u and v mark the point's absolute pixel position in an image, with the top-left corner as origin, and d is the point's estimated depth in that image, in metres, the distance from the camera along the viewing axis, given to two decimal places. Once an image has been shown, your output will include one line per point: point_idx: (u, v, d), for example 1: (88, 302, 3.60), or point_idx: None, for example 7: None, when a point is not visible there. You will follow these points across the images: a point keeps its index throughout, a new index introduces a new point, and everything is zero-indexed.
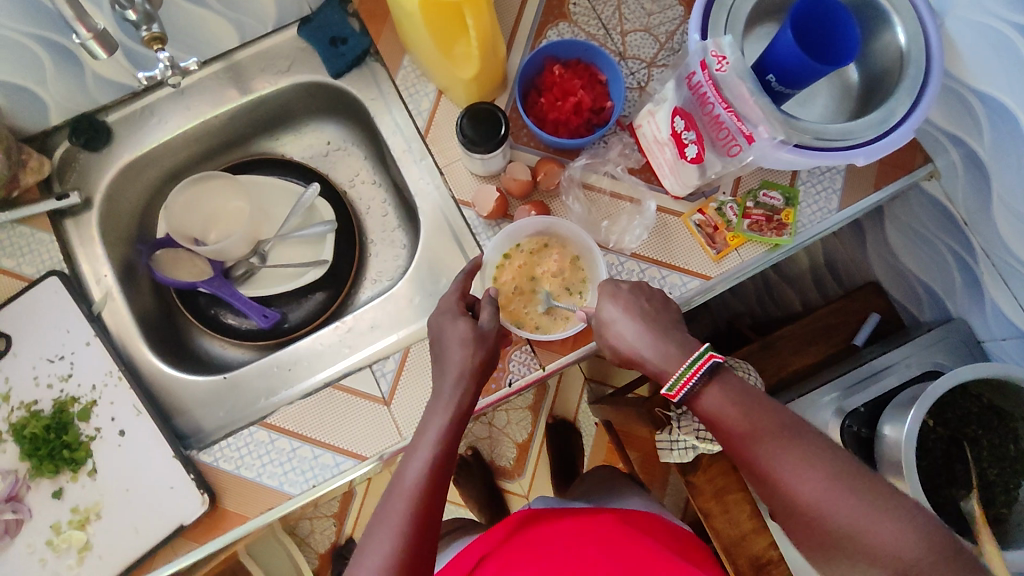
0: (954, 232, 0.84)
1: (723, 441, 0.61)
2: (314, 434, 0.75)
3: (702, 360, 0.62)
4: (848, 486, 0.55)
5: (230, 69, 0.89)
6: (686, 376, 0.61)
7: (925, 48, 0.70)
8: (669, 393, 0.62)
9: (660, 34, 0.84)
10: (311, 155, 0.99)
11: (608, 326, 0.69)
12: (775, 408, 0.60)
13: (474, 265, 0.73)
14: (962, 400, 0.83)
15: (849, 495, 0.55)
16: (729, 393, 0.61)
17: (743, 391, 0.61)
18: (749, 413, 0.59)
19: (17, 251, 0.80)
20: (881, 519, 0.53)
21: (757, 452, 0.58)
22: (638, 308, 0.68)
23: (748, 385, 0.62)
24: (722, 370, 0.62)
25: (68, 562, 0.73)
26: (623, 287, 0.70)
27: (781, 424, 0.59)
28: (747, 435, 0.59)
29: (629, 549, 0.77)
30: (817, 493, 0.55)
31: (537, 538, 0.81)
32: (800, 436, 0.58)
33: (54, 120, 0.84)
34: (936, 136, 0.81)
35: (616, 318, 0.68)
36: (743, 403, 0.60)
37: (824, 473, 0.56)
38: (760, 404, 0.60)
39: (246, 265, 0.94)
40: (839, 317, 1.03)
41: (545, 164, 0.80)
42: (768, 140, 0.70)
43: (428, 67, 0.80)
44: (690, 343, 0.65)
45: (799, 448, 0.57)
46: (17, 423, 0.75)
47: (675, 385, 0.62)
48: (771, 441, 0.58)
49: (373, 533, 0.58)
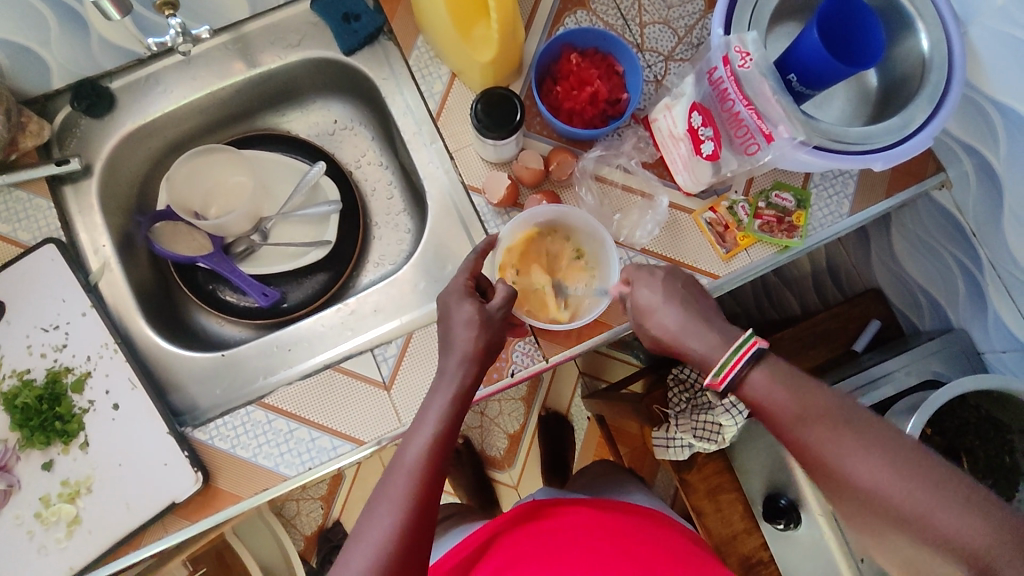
0: (962, 243, 0.84)
1: (774, 428, 0.60)
2: (313, 416, 0.74)
3: (748, 344, 0.62)
4: (906, 469, 0.54)
5: (238, 40, 0.86)
6: (733, 360, 0.62)
7: (948, 55, 0.69)
8: (714, 380, 0.63)
9: (679, 28, 0.83)
10: (317, 133, 0.97)
11: (649, 316, 0.69)
12: (827, 391, 0.59)
13: (486, 244, 0.72)
14: (961, 410, 0.84)
15: (907, 479, 0.53)
16: (776, 377, 0.61)
17: (792, 375, 0.61)
18: (798, 396, 0.59)
19: (13, 217, 0.78)
20: (942, 503, 0.52)
21: (807, 438, 0.58)
22: (676, 293, 0.69)
23: (795, 368, 0.62)
24: (768, 354, 0.62)
25: (56, 535, 0.71)
26: (659, 274, 0.71)
27: (833, 408, 0.58)
28: (797, 418, 0.58)
29: (628, 544, 0.77)
30: (874, 477, 0.54)
31: (540, 527, 0.81)
32: (852, 419, 0.57)
33: (56, 83, 0.81)
34: (950, 145, 0.80)
35: (654, 308, 0.69)
36: (792, 385, 0.60)
37: (881, 457, 0.55)
38: (811, 386, 0.60)
39: (246, 243, 0.93)
40: (839, 322, 1.03)
41: (558, 154, 0.79)
42: (788, 140, 0.68)
43: (444, 49, 0.78)
44: (732, 330, 0.65)
45: (850, 431, 0.56)
46: (8, 391, 0.74)
47: (722, 369, 0.62)
48: (822, 424, 0.57)
49: (372, 508, 0.58)
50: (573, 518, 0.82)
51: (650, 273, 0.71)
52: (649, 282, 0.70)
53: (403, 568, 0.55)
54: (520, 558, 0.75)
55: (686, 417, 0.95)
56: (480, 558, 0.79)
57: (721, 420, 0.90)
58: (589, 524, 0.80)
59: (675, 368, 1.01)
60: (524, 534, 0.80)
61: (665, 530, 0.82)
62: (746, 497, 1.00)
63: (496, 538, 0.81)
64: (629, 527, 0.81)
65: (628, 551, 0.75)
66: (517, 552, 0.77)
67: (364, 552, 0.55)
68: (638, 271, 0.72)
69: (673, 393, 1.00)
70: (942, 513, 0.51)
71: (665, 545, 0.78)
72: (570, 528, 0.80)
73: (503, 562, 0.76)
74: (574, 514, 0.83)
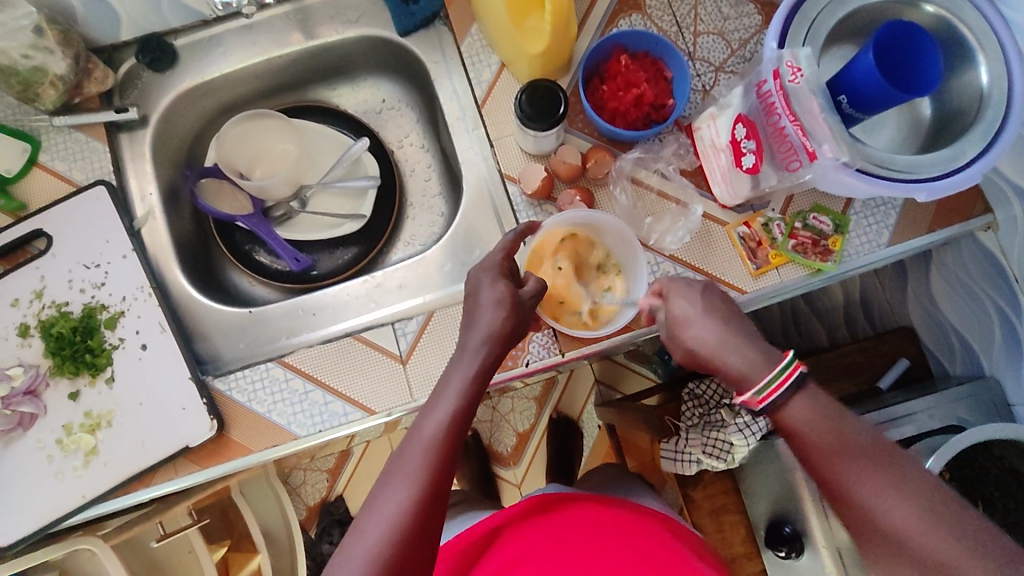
0: (1003, 289, 0.82)
1: (800, 452, 0.61)
2: (329, 380, 0.76)
3: (791, 369, 0.61)
4: (932, 517, 0.53)
5: (299, 12, 0.89)
6: (772, 385, 0.61)
7: (1008, 90, 0.67)
8: (753, 399, 0.62)
9: (733, 40, 0.83)
10: (364, 110, 0.99)
11: (683, 327, 0.68)
12: (863, 428, 0.59)
13: (527, 227, 0.73)
14: (983, 459, 0.80)
15: (931, 523, 0.53)
16: (812, 404, 0.61)
17: (825, 406, 0.61)
18: (832, 429, 0.59)
19: (70, 156, 0.82)
20: (964, 551, 0.51)
21: (834, 472, 0.57)
22: (716, 310, 0.68)
23: (834, 403, 0.61)
24: (808, 382, 0.62)
25: (73, 462, 0.74)
26: (698, 286, 0.70)
27: (868, 446, 0.58)
28: (829, 444, 0.58)
29: (640, 550, 0.76)
30: (901, 520, 0.54)
31: (552, 522, 0.80)
32: (885, 458, 0.57)
33: (125, 35, 0.85)
34: (1001, 186, 0.78)
35: (691, 317, 0.68)
36: (829, 418, 0.59)
37: (905, 495, 0.55)
38: (843, 418, 0.60)
39: (285, 208, 0.95)
40: (866, 356, 1.01)
41: (597, 152, 0.80)
42: (831, 160, 0.67)
43: (497, 38, 0.80)
44: (774, 351, 0.64)
45: (880, 470, 0.56)
46: (46, 320, 0.77)
47: (763, 390, 0.61)
48: (853, 460, 0.57)
49: (387, 480, 0.58)
50: (582, 511, 0.82)
51: (688, 284, 0.71)
52: (686, 293, 0.70)
53: (417, 542, 0.56)
54: (527, 551, 0.76)
55: (697, 433, 0.93)
56: (488, 547, 0.80)
57: (732, 440, 0.88)
58: (598, 518, 0.81)
59: (692, 383, 1.00)
60: (534, 527, 0.80)
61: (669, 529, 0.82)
62: (747, 522, 0.97)
63: (502, 528, 0.81)
64: (631, 527, 0.81)
65: (638, 549, 0.76)
66: (523, 544, 0.77)
67: (376, 523, 0.55)
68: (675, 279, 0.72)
69: (686, 407, 0.99)
70: (964, 561, 0.51)
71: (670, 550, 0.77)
72: (584, 522, 0.80)
73: (510, 552, 0.77)
74: (585, 507, 0.83)
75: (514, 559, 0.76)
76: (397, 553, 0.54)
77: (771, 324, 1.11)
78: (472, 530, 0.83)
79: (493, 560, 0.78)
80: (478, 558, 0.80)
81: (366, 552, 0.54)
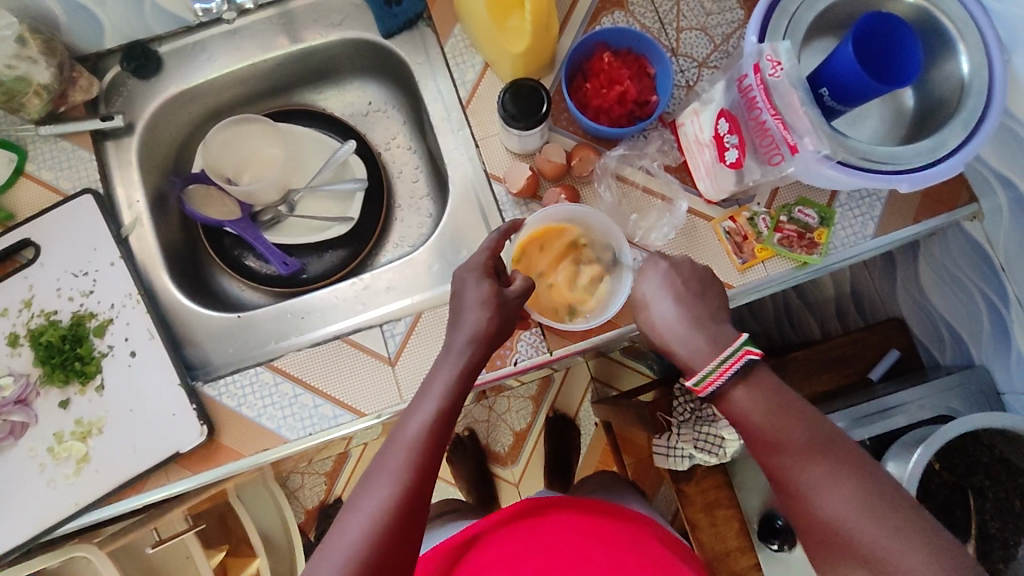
0: (989, 278, 0.82)
1: (751, 446, 0.60)
2: (318, 384, 0.76)
3: (735, 357, 0.60)
4: (873, 509, 0.53)
5: (283, 16, 0.89)
6: (716, 372, 0.60)
7: (988, 80, 0.67)
8: (694, 387, 0.62)
9: (716, 35, 0.83)
10: (351, 112, 0.99)
11: (642, 309, 0.68)
12: (809, 415, 0.58)
13: (510, 225, 0.73)
14: (973, 448, 0.81)
15: (875, 518, 0.53)
16: (760, 396, 0.59)
17: (775, 395, 0.59)
18: (777, 420, 0.58)
19: (57, 165, 0.82)
20: (904, 543, 0.51)
21: (780, 462, 0.57)
22: (674, 289, 0.67)
23: (780, 387, 0.60)
24: (757, 366, 0.60)
25: (65, 470, 0.74)
26: (660, 266, 0.69)
27: (809, 434, 0.57)
28: (776, 440, 0.57)
29: (623, 556, 0.77)
30: (841, 511, 0.54)
31: (541, 528, 0.81)
32: (828, 447, 0.56)
33: (109, 43, 0.85)
34: (985, 175, 0.79)
35: (650, 300, 0.68)
36: (776, 406, 0.59)
37: (852, 490, 0.54)
38: (790, 408, 0.58)
39: (273, 212, 0.95)
40: (856, 348, 1.01)
41: (581, 149, 0.80)
42: (813, 153, 0.68)
43: (479, 37, 0.80)
44: (727, 334, 0.63)
45: (825, 461, 0.56)
46: (35, 329, 0.77)
47: (701, 380, 0.61)
48: (796, 451, 0.56)
49: (372, 477, 0.58)
50: (571, 517, 0.83)
51: (653, 263, 0.70)
52: (652, 275, 0.69)
53: (396, 541, 0.56)
54: (512, 553, 0.78)
55: (688, 428, 0.93)
56: (469, 550, 0.81)
57: (724, 434, 0.89)
58: (586, 525, 0.82)
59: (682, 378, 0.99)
60: (521, 532, 0.81)
61: (658, 541, 0.81)
62: (743, 515, 0.95)
63: (485, 533, 0.82)
64: (616, 535, 0.81)
65: (620, 561, 0.76)
66: (506, 547, 0.79)
67: (358, 519, 0.56)
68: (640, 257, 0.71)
69: (677, 402, 0.98)
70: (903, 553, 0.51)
71: (654, 556, 0.77)
72: (573, 529, 0.81)
73: (493, 554, 0.79)
74: (575, 512, 0.84)
75: (499, 561, 0.77)
76: (374, 553, 0.54)
77: (766, 318, 1.14)
78: (453, 537, 0.84)
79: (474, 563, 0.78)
80: (456, 561, 0.80)
81: (345, 551, 0.54)
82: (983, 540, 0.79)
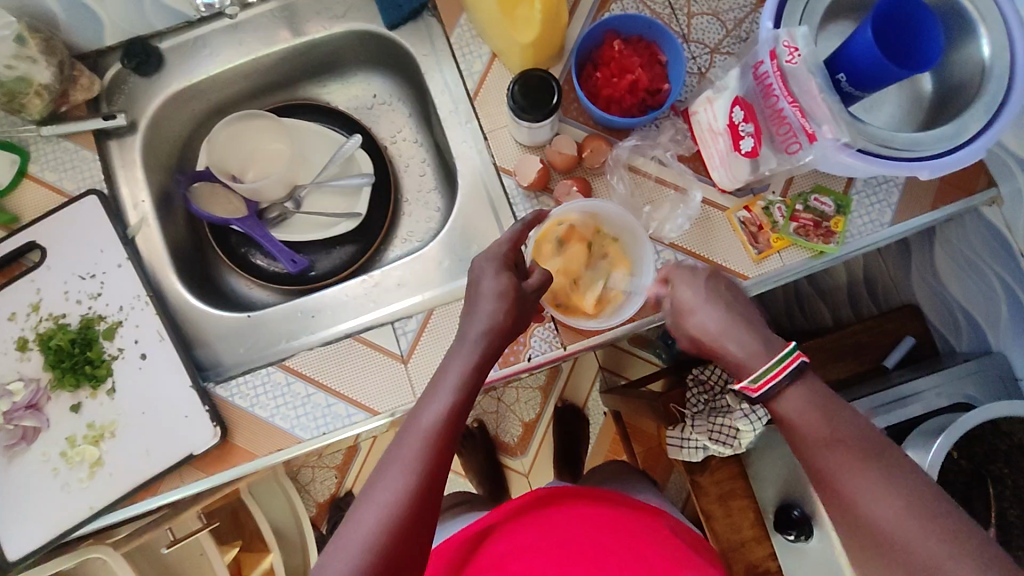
0: (1009, 265, 0.81)
1: (797, 448, 0.59)
2: (331, 383, 0.75)
3: (791, 357, 0.60)
4: (917, 514, 0.52)
5: (285, 8, 0.87)
6: (773, 371, 0.60)
7: (1011, 62, 0.65)
8: (749, 385, 0.61)
9: (728, 20, 0.81)
10: (356, 106, 0.98)
11: (688, 316, 0.67)
12: (856, 422, 0.57)
13: (535, 216, 0.71)
14: (991, 437, 0.79)
15: (919, 525, 0.51)
16: (807, 399, 0.59)
17: (822, 401, 0.59)
18: (824, 423, 0.57)
19: (60, 166, 0.81)
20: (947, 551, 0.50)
21: (823, 463, 0.56)
22: (720, 296, 0.67)
23: (830, 395, 0.59)
24: (808, 371, 0.60)
25: (79, 475, 0.74)
26: (701, 275, 0.70)
27: (855, 439, 0.56)
28: (818, 442, 0.57)
29: (641, 549, 0.76)
30: (883, 514, 0.53)
31: (554, 520, 0.80)
32: (875, 451, 0.55)
33: (109, 40, 0.84)
34: (1005, 160, 0.77)
35: (696, 306, 0.67)
36: (822, 412, 0.58)
37: (895, 495, 0.53)
38: (838, 414, 0.58)
39: (279, 209, 0.94)
40: (871, 335, 0.99)
41: (592, 141, 0.79)
42: (831, 141, 0.66)
43: (487, 27, 0.78)
44: (775, 339, 0.63)
45: (873, 464, 0.54)
46: (44, 332, 0.77)
47: (759, 377, 0.60)
48: (839, 455, 0.55)
49: (386, 468, 0.58)
50: (585, 509, 0.82)
51: (691, 272, 0.70)
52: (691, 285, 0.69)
53: (410, 534, 0.55)
54: (524, 546, 0.77)
55: (702, 419, 0.92)
56: (481, 543, 0.80)
57: (737, 424, 0.88)
58: (602, 518, 0.81)
59: (697, 368, 0.98)
60: (534, 524, 0.80)
61: (676, 534, 0.81)
62: (757, 505, 0.95)
63: (495, 528, 0.81)
64: (633, 528, 0.80)
65: (638, 553, 0.76)
66: (518, 541, 0.78)
67: (371, 510, 0.55)
68: (679, 269, 0.71)
69: (692, 393, 0.97)
70: (948, 558, 0.49)
71: (671, 550, 0.77)
72: (588, 521, 0.80)
73: (505, 546, 0.78)
74: (591, 504, 0.83)
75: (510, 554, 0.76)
76: (387, 547, 0.54)
77: (775, 305, 1.12)
78: (461, 533, 0.82)
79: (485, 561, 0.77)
80: (464, 562, 0.78)
81: (358, 543, 0.54)
82: (1002, 528, 0.78)
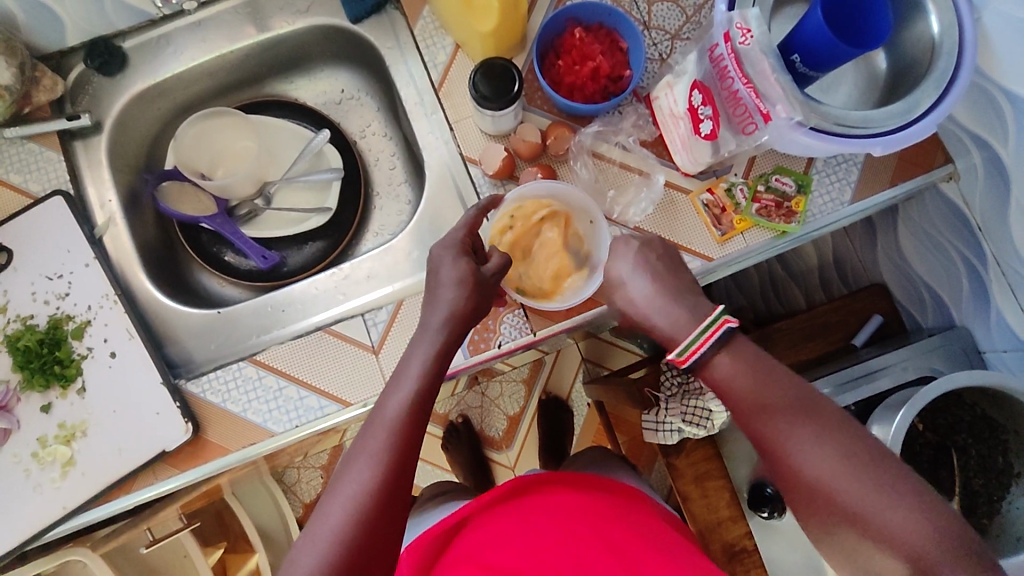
0: (968, 239, 0.82)
1: (737, 414, 0.62)
2: (302, 375, 0.76)
3: (717, 324, 0.62)
4: (856, 467, 0.55)
5: (249, 5, 0.88)
6: (698, 341, 0.62)
7: (959, 39, 0.66)
8: (677, 358, 0.63)
9: (687, 7, 0.82)
10: (324, 102, 0.98)
11: (617, 288, 0.70)
12: (790, 379, 0.60)
13: (489, 201, 0.73)
14: (955, 407, 0.82)
15: (858, 478, 0.54)
16: (741, 363, 0.61)
17: (757, 362, 0.61)
18: (761, 384, 0.60)
19: (23, 167, 0.80)
20: (889, 502, 0.53)
21: (766, 426, 0.59)
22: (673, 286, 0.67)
23: (763, 356, 0.62)
24: (736, 334, 0.63)
25: (50, 475, 0.74)
26: (633, 245, 0.71)
27: (795, 401, 0.59)
28: (757, 405, 0.59)
29: (610, 531, 0.77)
30: (827, 471, 0.55)
31: (530, 509, 0.81)
32: (816, 412, 0.58)
33: (70, 41, 0.84)
34: (959, 135, 0.78)
35: (624, 281, 0.70)
36: (757, 373, 0.61)
37: (835, 451, 0.56)
38: (773, 374, 0.60)
39: (250, 205, 0.94)
40: (839, 315, 1.00)
41: (556, 128, 0.80)
42: (785, 119, 0.67)
43: (449, 18, 0.79)
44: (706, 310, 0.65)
45: (810, 424, 0.57)
46: (12, 334, 0.77)
47: (685, 350, 0.63)
48: (783, 418, 0.58)
49: (352, 461, 0.58)
50: (557, 496, 0.83)
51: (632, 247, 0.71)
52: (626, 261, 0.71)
53: (378, 527, 0.56)
54: (503, 531, 0.78)
55: (676, 401, 0.92)
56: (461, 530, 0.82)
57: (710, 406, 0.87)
58: (574, 503, 0.82)
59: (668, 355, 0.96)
60: (511, 513, 0.81)
61: (648, 515, 0.82)
62: (734, 485, 0.96)
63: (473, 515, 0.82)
64: (606, 511, 0.81)
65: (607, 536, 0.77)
66: (495, 528, 0.79)
67: (340, 504, 0.56)
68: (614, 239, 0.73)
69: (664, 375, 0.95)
70: (889, 508, 0.53)
71: (641, 533, 0.78)
72: (561, 508, 0.81)
73: (484, 532, 0.79)
74: (565, 490, 0.84)
75: (488, 541, 0.78)
76: (356, 538, 0.54)
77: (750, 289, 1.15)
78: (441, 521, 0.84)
79: (459, 550, 0.79)
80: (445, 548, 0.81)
81: (329, 535, 0.54)
82: (968, 497, 0.80)
